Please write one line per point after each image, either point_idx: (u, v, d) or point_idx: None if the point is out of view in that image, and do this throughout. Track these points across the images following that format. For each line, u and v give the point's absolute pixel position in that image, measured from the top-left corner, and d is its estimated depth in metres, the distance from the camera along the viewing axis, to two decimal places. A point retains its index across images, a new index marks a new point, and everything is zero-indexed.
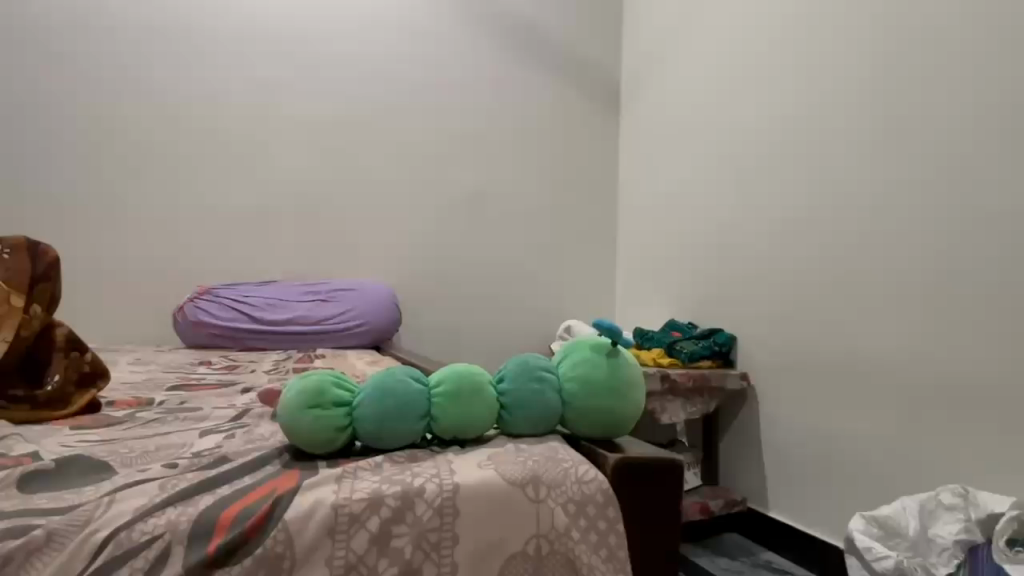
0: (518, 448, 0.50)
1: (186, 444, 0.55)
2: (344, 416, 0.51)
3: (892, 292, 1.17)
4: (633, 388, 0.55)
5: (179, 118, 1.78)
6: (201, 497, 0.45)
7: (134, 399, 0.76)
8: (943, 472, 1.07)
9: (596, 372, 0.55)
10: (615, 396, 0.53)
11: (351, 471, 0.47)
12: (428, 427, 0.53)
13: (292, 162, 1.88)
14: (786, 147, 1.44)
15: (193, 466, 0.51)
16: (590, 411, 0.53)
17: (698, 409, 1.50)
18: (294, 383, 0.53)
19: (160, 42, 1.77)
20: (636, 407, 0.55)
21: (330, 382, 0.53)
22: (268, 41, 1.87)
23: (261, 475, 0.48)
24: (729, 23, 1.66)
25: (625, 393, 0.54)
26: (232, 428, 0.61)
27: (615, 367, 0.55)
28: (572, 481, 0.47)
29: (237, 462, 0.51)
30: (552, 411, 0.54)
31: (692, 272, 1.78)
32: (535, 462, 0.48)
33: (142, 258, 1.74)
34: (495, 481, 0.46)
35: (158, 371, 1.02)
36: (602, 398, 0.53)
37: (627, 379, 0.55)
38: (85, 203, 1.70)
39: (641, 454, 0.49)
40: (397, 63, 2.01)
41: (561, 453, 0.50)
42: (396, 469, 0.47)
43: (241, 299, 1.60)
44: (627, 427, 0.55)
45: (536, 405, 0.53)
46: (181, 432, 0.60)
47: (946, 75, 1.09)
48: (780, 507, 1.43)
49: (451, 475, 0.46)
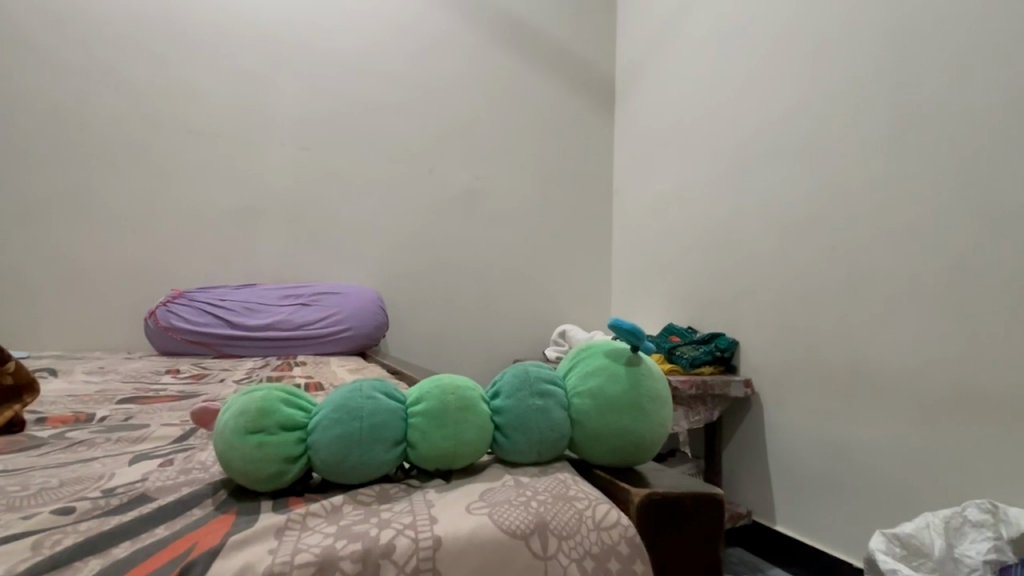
0: (518, 485, 0.43)
1: (103, 477, 0.45)
2: (298, 443, 0.43)
3: (903, 293, 1.10)
4: (661, 407, 0.48)
5: (158, 112, 1.69)
6: (83, 563, 0.33)
7: (71, 414, 0.67)
8: (962, 488, 1.00)
9: (613, 384, 0.47)
10: (637, 417, 0.46)
11: (300, 523, 0.37)
12: (405, 455, 0.45)
13: (277, 158, 1.79)
14: (788, 144, 1.39)
15: (97, 512, 0.39)
16: (600, 433, 0.46)
17: (700, 418, 1.42)
18: (235, 400, 0.44)
19: (135, 34, 1.68)
20: (663, 429, 0.47)
21: (280, 399, 0.45)
22: (249, 31, 1.78)
23: (179, 528, 0.37)
24: (729, 16, 1.60)
25: (651, 413, 0.46)
26: (172, 453, 0.52)
27: (640, 378, 0.47)
28: (589, 529, 0.39)
29: (157, 505, 0.40)
30: (553, 434, 0.46)
31: (690, 275, 1.72)
32: (540, 504, 0.40)
33: (113, 261, 1.64)
34: (490, 531, 0.37)
35: (117, 381, 0.93)
36: (617, 417, 0.46)
37: (651, 393, 0.47)
38: (53, 201, 1.59)
39: (671, 488, 0.41)
40: (389, 60, 1.94)
41: (572, 489, 0.42)
42: (359, 519, 0.38)
43: (217, 302, 1.51)
44: (649, 455, 0.47)
45: (531, 428, 0.46)
46: (105, 459, 0.50)
47: (958, 66, 1.03)
48: (788, 521, 1.36)
49: (430, 526, 0.36)
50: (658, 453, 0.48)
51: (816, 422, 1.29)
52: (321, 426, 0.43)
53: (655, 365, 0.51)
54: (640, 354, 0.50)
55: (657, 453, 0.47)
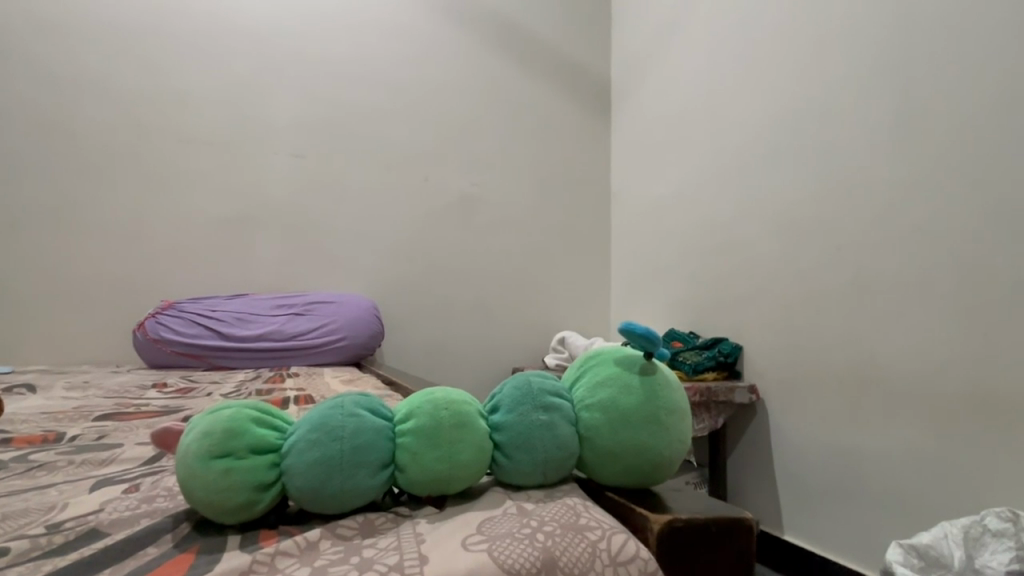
0: (521, 513, 0.39)
1: (55, 508, 0.42)
2: (269, 469, 0.39)
3: (911, 294, 1.08)
4: (680, 423, 0.44)
5: (147, 120, 1.66)
6: None
7: (41, 432, 0.63)
8: (977, 496, 0.97)
9: (624, 397, 0.44)
10: (653, 432, 0.42)
11: (277, 565, 0.33)
12: (392, 479, 0.41)
13: (270, 166, 1.76)
14: (791, 143, 1.36)
15: (39, 552, 0.35)
16: (608, 451, 0.43)
17: (705, 425, 1.38)
18: (200, 420, 0.41)
19: (124, 42, 1.65)
20: (680, 446, 0.44)
21: (249, 419, 0.41)
22: (241, 38, 1.76)
23: (127, 571, 0.33)
24: (727, 16, 1.59)
25: (669, 430, 0.43)
26: (138, 478, 0.48)
27: (657, 389, 0.44)
28: (603, 564, 0.35)
29: (108, 542, 0.37)
30: (556, 453, 0.43)
31: (692, 279, 1.69)
32: (548, 537, 0.36)
33: (102, 272, 1.60)
34: (493, 569, 0.33)
35: (99, 397, 0.89)
36: (629, 434, 0.42)
37: (669, 406, 0.44)
38: (39, 212, 1.55)
39: (696, 512, 0.38)
40: (384, 65, 1.91)
41: (582, 517, 0.38)
42: (341, 560, 0.34)
43: (207, 313, 1.47)
44: (664, 476, 0.43)
45: (532, 446, 0.42)
46: (64, 486, 0.46)
47: (961, 59, 1.01)
48: (797, 530, 1.32)
49: (422, 566, 0.33)
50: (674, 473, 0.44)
51: (823, 428, 1.25)
52: (296, 450, 0.40)
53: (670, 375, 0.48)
54: (655, 361, 0.47)
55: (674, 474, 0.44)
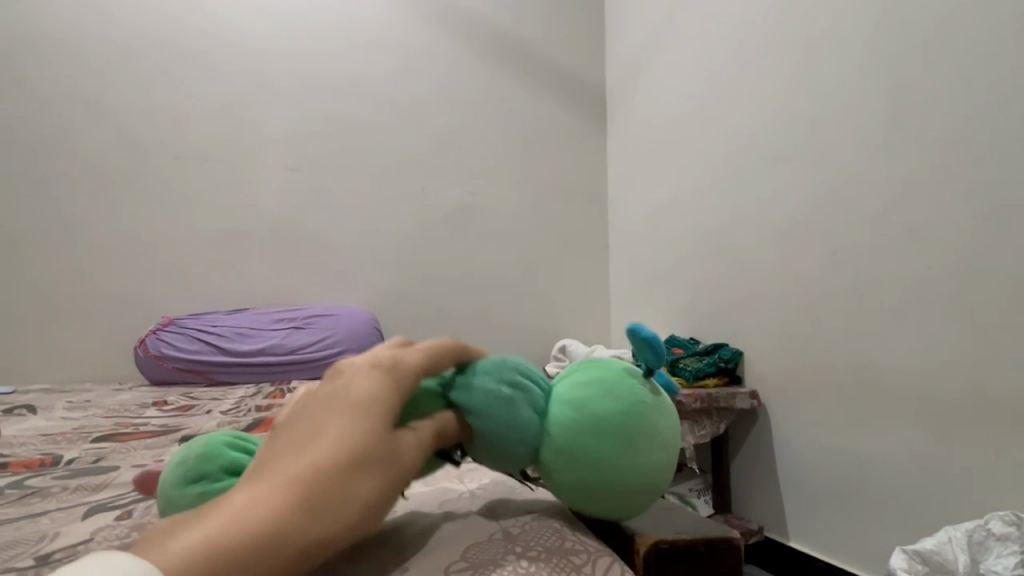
0: (508, 536, 0.39)
1: (47, 538, 0.42)
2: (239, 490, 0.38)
3: (909, 296, 1.08)
4: (658, 439, 0.44)
5: (143, 138, 1.67)
6: None
7: (38, 456, 0.62)
8: (982, 497, 0.96)
9: (605, 399, 0.44)
10: (623, 433, 0.43)
11: None
12: None
13: (266, 180, 1.77)
14: (787, 147, 1.37)
15: None
16: (571, 437, 0.43)
17: (706, 432, 1.36)
18: (178, 452, 0.41)
19: (120, 60, 1.67)
20: (652, 462, 0.44)
21: (222, 444, 0.41)
22: (235, 53, 1.77)
23: None
24: (719, 23, 1.60)
25: (641, 440, 0.43)
26: (131, 504, 0.48)
27: (639, 396, 0.45)
28: None
29: None
30: (513, 431, 0.43)
31: (690, 285, 1.68)
32: (533, 561, 0.36)
33: (102, 289, 1.61)
34: None
35: (98, 416, 0.89)
36: (595, 429, 0.43)
37: (651, 426, 0.44)
38: (36, 231, 1.56)
39: (683, 532, 0.39)
40: (378, 77, 1.93)
41: (569, 540, 0.39)
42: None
43: (207, 328, 1.48)
44: (629, 486, 0.43)
45: (491, 423, 0.42)
46: (59, 513, 0.46)
47: (955, 61, 1.02)
48: (802, 537, 1.30)
49: None
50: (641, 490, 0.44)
51: (825, 432, 1.25)
52: None
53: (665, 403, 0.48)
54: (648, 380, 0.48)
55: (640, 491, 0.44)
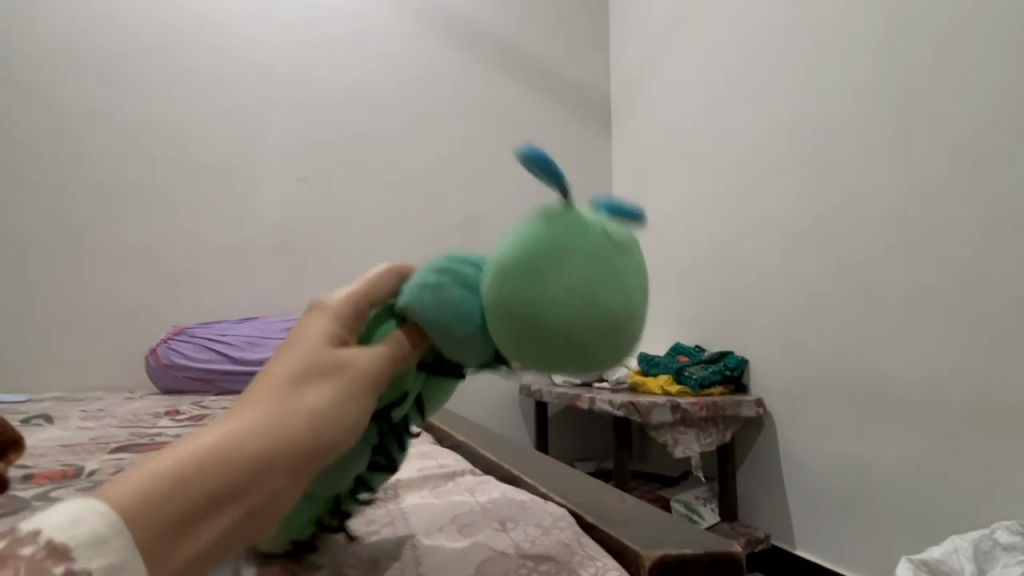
0: (522, 552, 0.41)
1: None
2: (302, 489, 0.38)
3: (914, 305, 1.08)
4: (625, 276, 0.32)
5: (157, 152, 1.71)
6: None
7: (61, 467, 0.64)
8: (990, 504, 0.97)
9: (525, 248, 0.33)
10: (560, 277, 0.32)
11: None
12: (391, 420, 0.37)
13: (276, 191, 1.80)
14: (791, 157, 1.38)
15: None
16: (500, 302, 0.33)
17: (712, 440, 1.37)
18: None
19: (136, 76, 1.71)
20: (629, 309, 0.32)
21: None
22: (246, 68, 1.81)
23: None
24: (723, 35, 1.62)
25: (592, 279, 0.31)
26: None
27: (574, 220, 0.33)
28: None
29: None
30: (446, 319, 0.35)
31: (696, 294, 1.69)
32: None
33: (116, 300, 1.64)
34: None
35: (115, 426, 0.90)
36: (525, 283, 0.32)
37: (591, 251, 0.32)
38: (52, 243, 1.59)
39: (678, 545, 0.39)
40: (386, 89, 1.95)
41: (577, 555, 0.41)
42: None
43: (217, 337, 1.50)
44: (606, 350, 0.32)
45: (421, 311, 0.35)
46: None
47: (957, 73, 1.03)
48: (809, 546, 1.30)
49: None
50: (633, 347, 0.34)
51: (831, 440, 1.25)
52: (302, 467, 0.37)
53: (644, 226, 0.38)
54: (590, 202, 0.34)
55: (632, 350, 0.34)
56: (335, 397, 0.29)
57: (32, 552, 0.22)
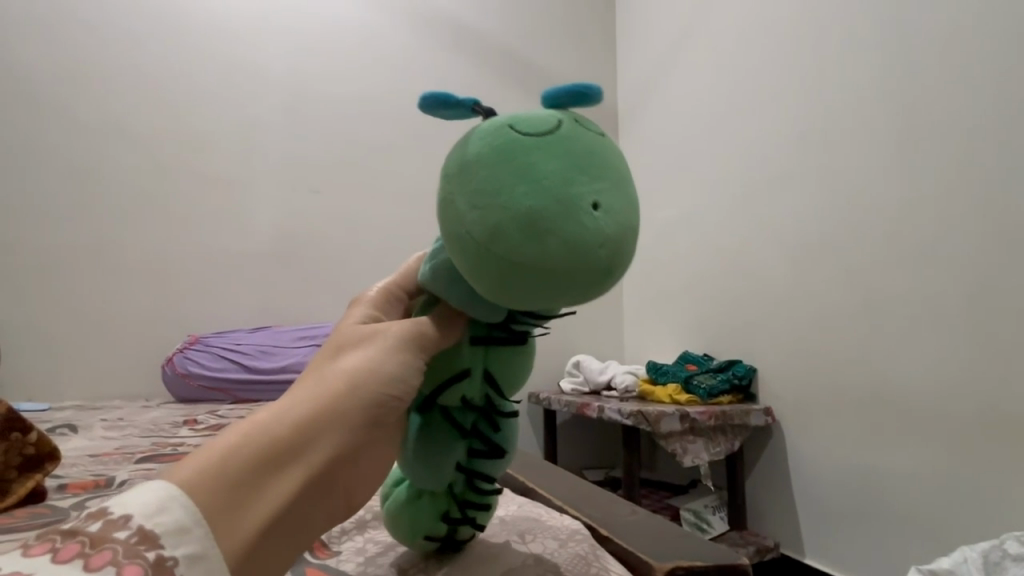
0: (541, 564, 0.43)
1: None
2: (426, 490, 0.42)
3: (923, 314, 1.09)
4: (541, 175, 0.33)
5: (170, 164, 1.73)
6: None
7: (91, 478, 0.66)
8: (1000, 514, 0.97)
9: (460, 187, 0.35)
10: (494, 198, 0.33)
11: None
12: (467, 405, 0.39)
13: (288, 203, 1.83)
14: (797, 168, 1.39)
15: None
16: (446, 240, 0.36)
17: (722, 449, 1.37)
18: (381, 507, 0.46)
19: (150, 89, 1.73)
20: (559, 205, 0.32)
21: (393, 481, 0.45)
22: (258, 82, 1.84)
23: None
24: (729, 48, 1.64)
25: (502, 185, 0.33)
26: None
27: (487, 142, 0.35)
28: None
29: None
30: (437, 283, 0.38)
31: (703, 303, 1.70)
32: None
33: (131, 310, 1.66)
34: None
35: (136, 436, 0.93)
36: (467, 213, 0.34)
37: (509, 165, 0.33)
38: (68, 254, 1.61)
39: (689, 558, 0.41)
40: (395, 103, 1.99)
41: (594, 567, 0.43)
42: None
43: (232, 347, 1.52)
44: (553, 252, 0.32)
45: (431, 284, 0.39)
46: None
47: (962, 86, 1.04)
48: (819, 555, 1.31)
49: None
50: (588, 250, 0.33)
51: (840, 449, 1.25)
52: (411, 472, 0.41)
53: (607, 138, 0.37)
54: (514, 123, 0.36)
55: (585, 248, 0.32)
56: (374, 361, 0.33)
57: (125, 535, 0.26)
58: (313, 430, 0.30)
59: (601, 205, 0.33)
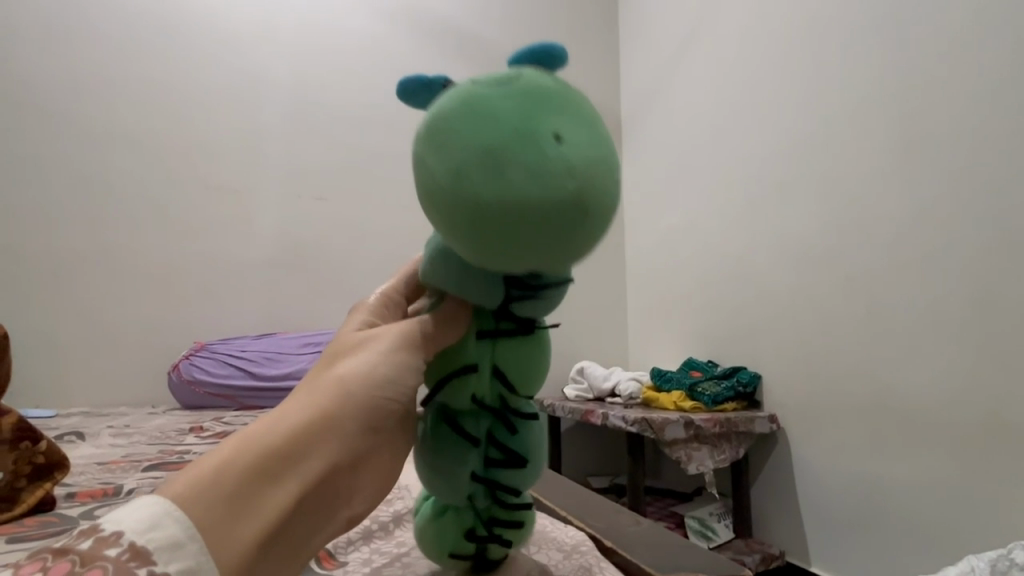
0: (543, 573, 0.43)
1: None
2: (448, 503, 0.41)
3: (925, 321, 1.09)
4: (499, 116, 0.33)
5: (177, 172, 1.74)
6: None
7: (99, 486, 0.66)
8: (1005, 522, 0.96)
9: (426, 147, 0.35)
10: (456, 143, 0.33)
11: None
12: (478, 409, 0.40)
13: (293, 211, 1.84)
14: (800, 175, 1.39)
15: None
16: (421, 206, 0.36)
17: (726, 456, 1.37)
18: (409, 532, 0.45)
19: (158, 98, 1.75)
20: (515, 137, 0.32)
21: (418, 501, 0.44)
22: (265, 91, 1.86)
23: None
24: (731, 55, 1.65)
25: (462, 132, 0.33)
26: None
27: (446, 101, 0.35)
28: None
29: None
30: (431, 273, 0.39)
31: (707, 309, 1.70)
32: None
33: (137, 317, 1.67)
34: None
35: (143, 444, 0.93)
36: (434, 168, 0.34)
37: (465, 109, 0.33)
38: (75, 262, 1.62)
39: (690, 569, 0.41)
40: (400, 112, 2.01)
41: None
42: None
43: (237, 354, 1.53)
44: (515, 182, 0.31)
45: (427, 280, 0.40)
46: None
47: (963, 92, 1.05)
48: (824, 563, 1.30)
49: None
50: (554, 175, 0.32)
51: (844, 456, 1.25)
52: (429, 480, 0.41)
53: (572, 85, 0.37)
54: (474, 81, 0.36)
55: (549, 173, 0.31)
56: (372, 367, 0.34)
57: (117, 552, 0.27)
58: (310, 438, 0.30)
59: (563, 136, 0.33)
